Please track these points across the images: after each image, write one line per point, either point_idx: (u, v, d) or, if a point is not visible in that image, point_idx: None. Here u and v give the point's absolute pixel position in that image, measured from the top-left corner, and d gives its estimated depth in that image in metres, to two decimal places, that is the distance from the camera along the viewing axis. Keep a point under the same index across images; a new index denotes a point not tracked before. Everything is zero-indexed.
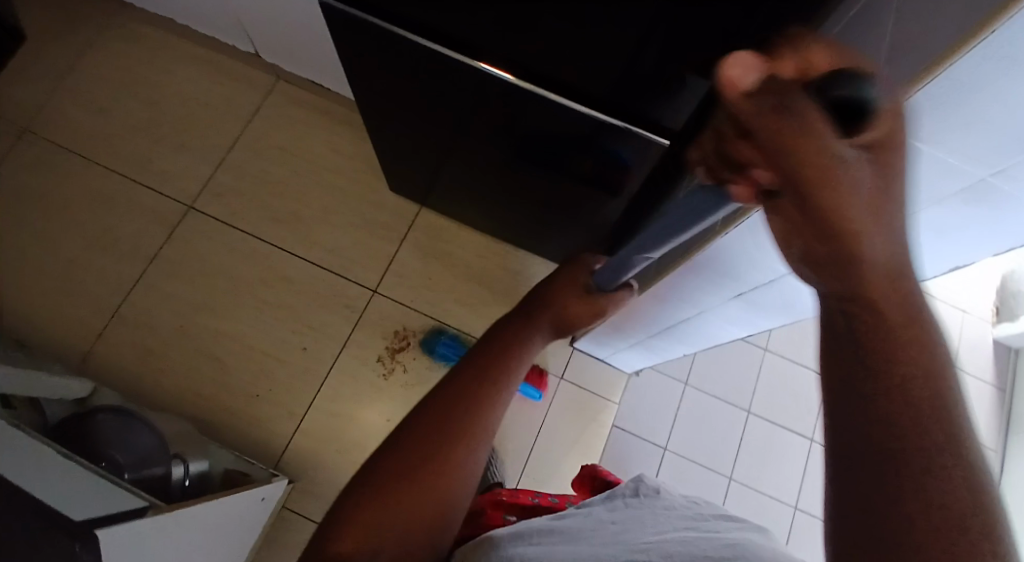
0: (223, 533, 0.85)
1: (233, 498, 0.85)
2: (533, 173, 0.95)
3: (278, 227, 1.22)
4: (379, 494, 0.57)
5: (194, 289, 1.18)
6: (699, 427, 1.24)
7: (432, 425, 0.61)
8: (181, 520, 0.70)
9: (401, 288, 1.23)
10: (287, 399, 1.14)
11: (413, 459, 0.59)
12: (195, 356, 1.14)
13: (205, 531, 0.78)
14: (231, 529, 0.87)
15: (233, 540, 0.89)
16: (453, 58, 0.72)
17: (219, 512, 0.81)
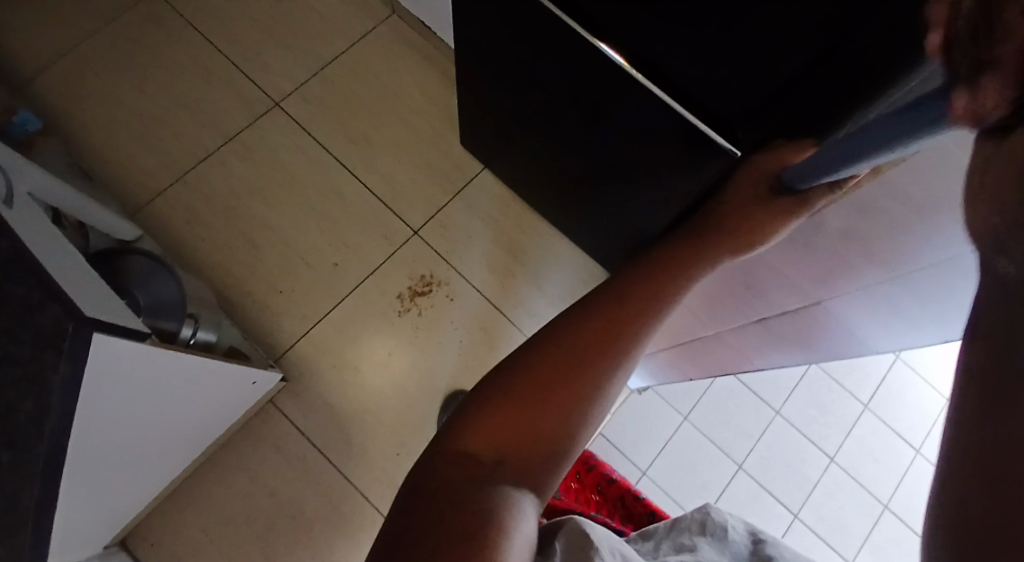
0: (208, 399, 0.88)
1: (229, 371, 0.89)
2: (607, 168, 0.95)
3: (347, 146, 1.27)
4: (511, 409, 0.48)
5: (255, 179, 1.23)
6: (685, 464, 1.22)
7: (582, 330, 0.50)
8: (180, 366, 0.75)
9: (441, 238, 1.25)
10: (305, 304, 1.19)
11: (548, 377, 0.49)
12: (237, 239, 1.20)
13: (196, 390, 0.83)
14: (217, 400, 0.91)
15: (216, 410, 0.93)
16: (574, 30, 0.73)
17: (214, 379, 0.86)
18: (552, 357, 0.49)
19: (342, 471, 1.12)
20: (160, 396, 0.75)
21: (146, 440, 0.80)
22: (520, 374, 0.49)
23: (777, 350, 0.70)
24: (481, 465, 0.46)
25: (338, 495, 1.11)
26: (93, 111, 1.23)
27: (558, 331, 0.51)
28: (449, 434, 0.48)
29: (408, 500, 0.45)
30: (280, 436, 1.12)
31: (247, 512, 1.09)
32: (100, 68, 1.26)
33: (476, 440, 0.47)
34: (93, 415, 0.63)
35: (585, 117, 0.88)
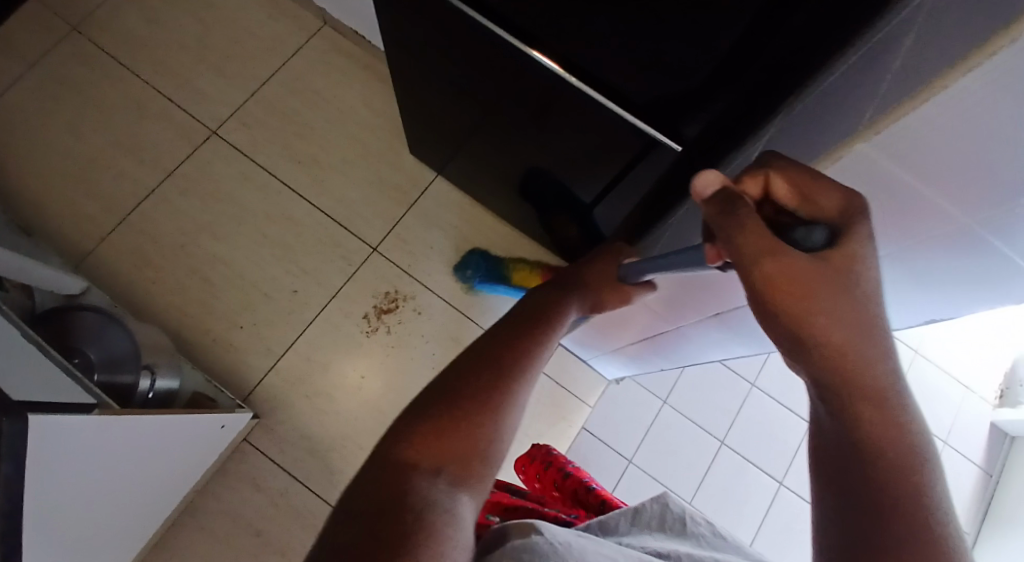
0: (175, 451, 0.86)
1: (194, 419, 0.87)
2: (555, 166, 0.95)
3: (294, 169, 1.23)
4: (441, 416, 0.47)
5: (202, 213, 1.20)
6: (669, 447, 1.23)
7: (497, 347, 0.54)
8: (136, 427, 0.73)
9: (401, 251, 1.23)
10: (271, 336, 1.16)
11: (478, 379, 0.50)
12: (190, 277, 1.17)
13: (158, 446, 0.81)
14: (186, 449, 0.90)
15: (187, 458, 0.92)
16: (504, 40, 0.71)
17: (177, 430, 0.84)
18: (479, 366, 0.52)
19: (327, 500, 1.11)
20: (120, 460, 0.73)
21: (117, 503, 0.78)
22: (449, 380, 0.50)
23: (735, 342, 0.72)
24: (415, 466, 0.44)
25: None
26: (22, 161, 1.18)
27: (481, 348, 0.54)
28: (384, 447, 0.46)
29: (344, 511, 0.40)
30: (260, 474, 1.11)
31: (235, 554, 1.07)
32: (23, 112, 1.20)
33: (415, 448, 0.45)
34: (51, 496, 0.61)
35: (530, 119, 0.87)
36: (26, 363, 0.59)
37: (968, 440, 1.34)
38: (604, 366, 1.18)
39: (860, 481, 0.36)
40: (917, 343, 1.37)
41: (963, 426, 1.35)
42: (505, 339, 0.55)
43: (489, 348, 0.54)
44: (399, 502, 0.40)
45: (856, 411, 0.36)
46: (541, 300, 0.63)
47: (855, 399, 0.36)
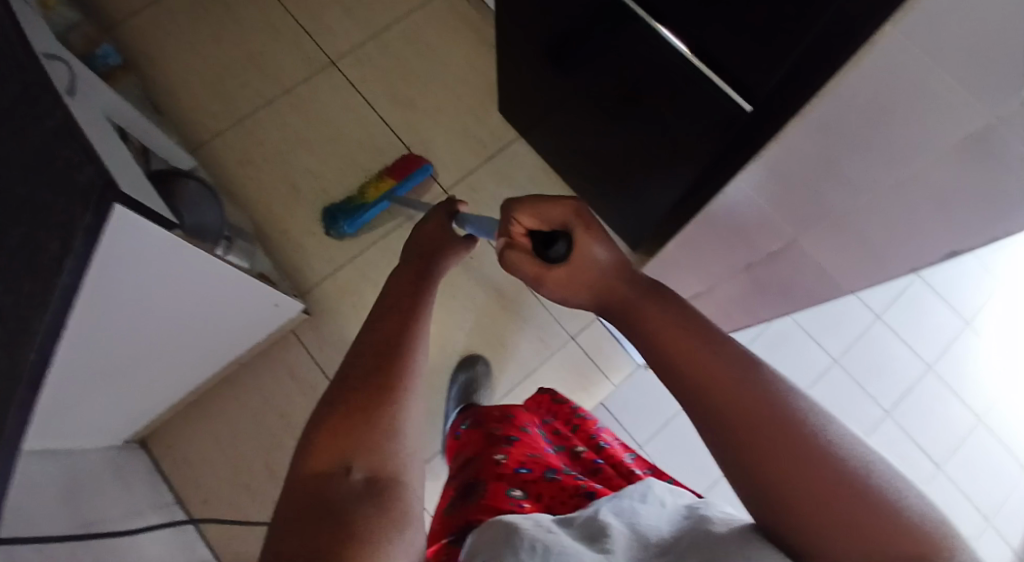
0: (226, 306, 0.98)
1: (249, 284, 0.98)
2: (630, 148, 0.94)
3: (391, 106, 1.34)
4: (338, 416, 0.44)
5: (304, 130, 1.33)
6: (684, 445, 1.21)
7: (382, 337, 0.49)
8: (200, 262, 0.84)
9: (468, 199, 1.30)
10: (334, 248, 1.27)
11: (376, 371, 0.47)
12: (280, 181, 1.29)
13: (208, 295, 0.92)
14: (237, 311, 1.02)
15: (236, 319, 1.03)
16: (628, 6, 0.67)
17: (232, 286, 0.95)
18: (372, 357, 0.48)
19: None
20: (172, 290, 0.84)
21: (160, 329, 0.89)
22: (339, 386, 0.46)
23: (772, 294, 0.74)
24: (328, 477, 0.41)
25: None
26: (170, 56, 1.36)
27: (361, 341, 0.49)
28: (291, 472, 0.43)
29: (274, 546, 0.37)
30: (297, 366, 1.21)
31: (257, 430, 1.18)
32: (182, 17, 1.39)
33: (319, 460, 0.42)
34: (108, 286, 0.72)
35: (622, 96, 0.86)
36: (121, 171, 0.70)
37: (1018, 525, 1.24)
38: None
39: (754, 463, 0.38)
40: (980, 410, 1.29)
41: (1016, 509, 1.25)
42: (384, 323, 0.50)
43: (371, 339, 0.49)
44: (334, 516, 0.38)
45: (736, 408, 0.39)
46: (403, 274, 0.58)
47: (722, 401, 0.40)
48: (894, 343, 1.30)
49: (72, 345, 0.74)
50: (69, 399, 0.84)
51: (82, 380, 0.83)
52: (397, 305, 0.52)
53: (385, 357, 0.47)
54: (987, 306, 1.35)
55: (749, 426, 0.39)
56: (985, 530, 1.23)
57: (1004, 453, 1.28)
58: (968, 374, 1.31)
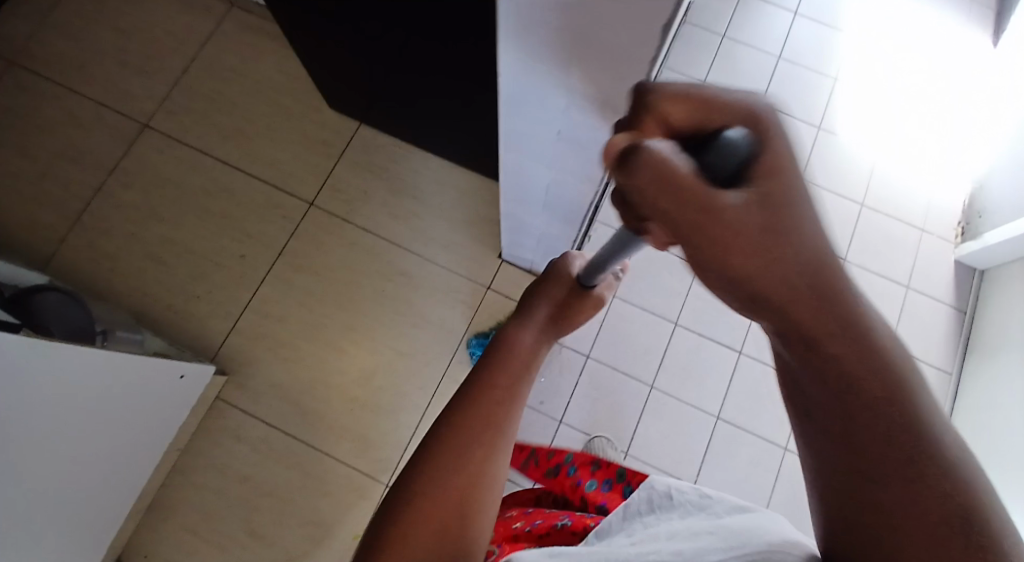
0: (129, 397, 0.94)
1: (141, 364, 0.94)
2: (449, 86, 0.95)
3: (224, 144, 1.30)
4: (415, 505, 0.45)
5: (148, 203, 1.27)
6: (625, 337, 1.29)
7: (444, 435, 0.50)
8: (69, 358, 0.81)
9: (337, 201, 1.28)
10: (226, 301, 1.23)
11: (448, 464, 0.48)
12: (143, 260, 1.24)
13: (104, 392, 0.88)
14: (145, 398, 0.98)
15: (149, 406, 1.00)
16: None
17: (124, 375, 0.91)
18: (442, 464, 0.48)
19: (306, 442, 1.17)
20: (53, 393, 0.78)
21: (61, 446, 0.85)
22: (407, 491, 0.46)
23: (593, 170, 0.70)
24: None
25: (310, 462, 1.16)
26: None
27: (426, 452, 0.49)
28: None
29: None
30: (238, 426, 1.18)
31: (226, 503, 1.14)
32: None
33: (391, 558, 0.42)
34: None
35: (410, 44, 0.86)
36: None
37: (933, 281, 1.35)
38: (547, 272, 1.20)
39: (874, 505, 0.35)
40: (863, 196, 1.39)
41: (927, 266, 1.36)
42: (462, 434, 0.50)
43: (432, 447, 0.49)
44: None
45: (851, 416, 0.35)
46: (488, 360, 0.58)
47: (891, 427, 0.35)
48: None
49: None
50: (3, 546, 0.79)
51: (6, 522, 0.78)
52: (466, 398, 0.53)
53: (445, 459, 0.48)
54: (832, 105, 1.45)
55: (863, 468, 0.35)
56: (907, 297, 1.34)
57: (898, 223, 1.38)
58: (839, 167, 1.41)
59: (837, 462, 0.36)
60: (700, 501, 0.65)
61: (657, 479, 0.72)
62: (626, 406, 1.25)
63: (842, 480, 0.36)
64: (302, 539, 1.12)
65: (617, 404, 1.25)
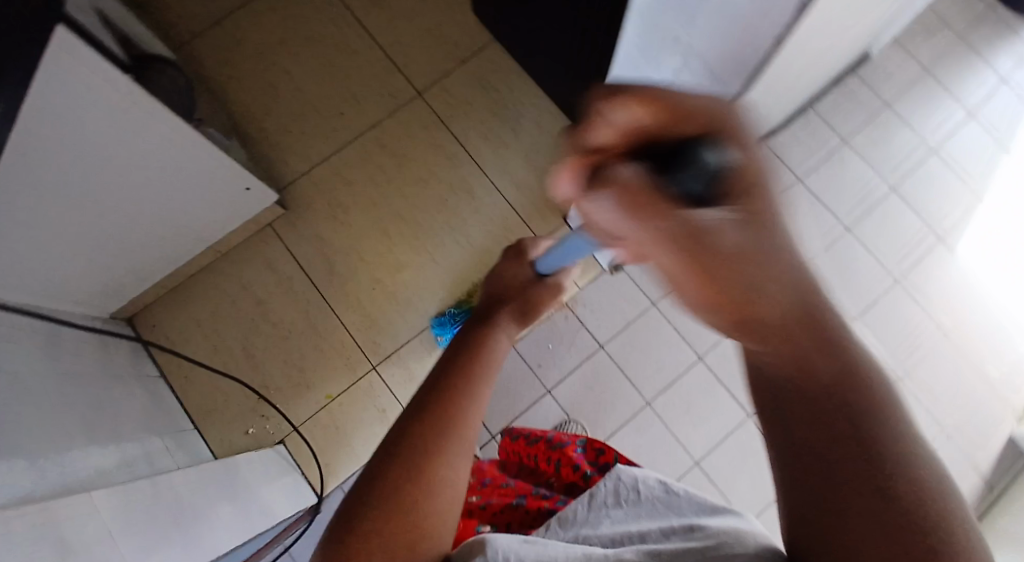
0: (198, 181, 1.03)
1: (219, 159, 1.02)
2: (590, 29, 0.95)
3: (369, 8, 1.35)
4: (387, 485, 0.43)
5: (285, 29, 1.34)
6: (645, 344, 1.28)
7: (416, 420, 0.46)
8: (165, 123, 0.87)
9: (442, 101, 1.32)
10: (310, 146, 1.30)
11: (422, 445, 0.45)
12: (258, 80, 1.32)
13: (178, 166, 0.97)
14: (210, 189, 1.07)
15: (211, 199, 1.09)
16: None
17: (201, 160, 0.99)
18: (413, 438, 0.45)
19: (322, 295, 1.25)
20: (127, 146, 0.86)
21: (123, 193, 0.93)
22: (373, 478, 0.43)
23: None
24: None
25: (318, 317, 1.24)
26: None
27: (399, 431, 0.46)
28: None
29: None
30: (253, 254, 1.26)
31: (235, 316, 1.23)
32: None
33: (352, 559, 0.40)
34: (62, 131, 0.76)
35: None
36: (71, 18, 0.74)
37: (977, 440, 1.25)
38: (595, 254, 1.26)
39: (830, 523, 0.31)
40: (948, 325, 1.30)
41: (978, 423, 1.26)
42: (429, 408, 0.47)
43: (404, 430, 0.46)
44: None
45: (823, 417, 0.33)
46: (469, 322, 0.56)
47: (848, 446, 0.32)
48: (866, 255, 1.32)
49: (16, 181, 0.76)
50: (31, 251, 0.87)
51: (42, 228, 0.86)
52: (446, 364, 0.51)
53: (420, 438, 0.45)
54: (962, 222, 1.35)
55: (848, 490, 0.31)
56: (942, 444, 1.24)
57: (971, 367, 1.28)
58: (937, 286, 1.31)
59: (817, 475, 0.32)
60: (668, 494, 0.58)
61: (622, 468, 0.64)
62: (612, 407, 1.25)
63: (816, 511, 0.32)
64: (282, 373, 1.21)
65: (607, 401, 1.25)
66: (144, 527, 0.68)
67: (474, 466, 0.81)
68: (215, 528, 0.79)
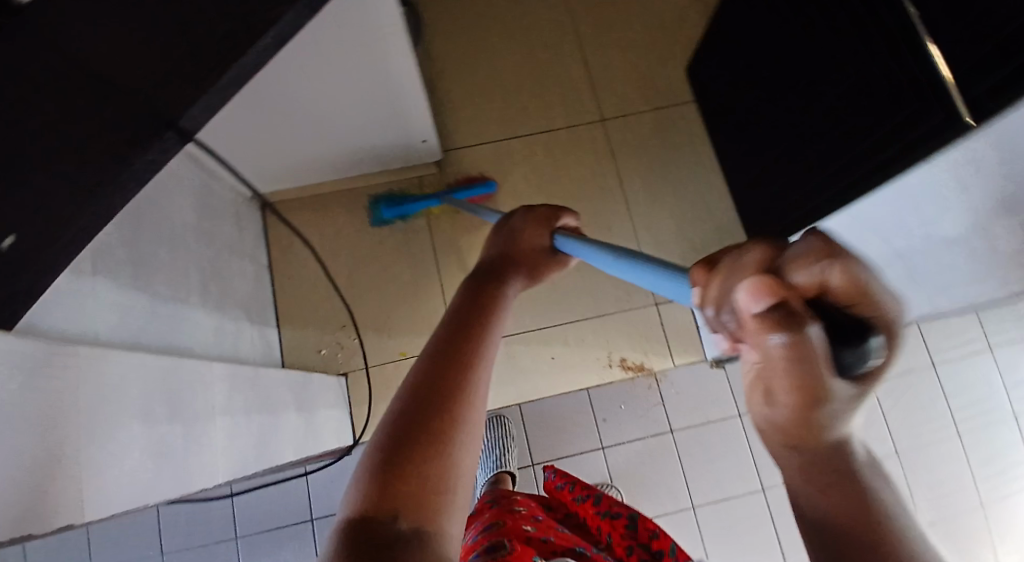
0: (389, 127, 1.00)
1: (421, 116, 0.99)
2: (820, 130, 0.91)
3: (591, 22, 1.35)
4: (417, 429, 0.44)
5: (507, 9, 1.36)
6: (714, 451, 1.23)
7: (441, 371, 0.47)
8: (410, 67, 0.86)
9: (620, 137, 1.31)
10: (485, 122, 1.29)
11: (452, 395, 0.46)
12: (462, 44, 1.33)
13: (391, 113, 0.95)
14: (390, 138, 1.04)
15: (386, 145, 1.06)
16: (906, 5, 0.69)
17: (404, 111, 0.96)
18: (440, 385, 0.46)
19: (435, 261, 1.23)
20: (369, 87, 0.89)
21: (338, 113, 0.92)
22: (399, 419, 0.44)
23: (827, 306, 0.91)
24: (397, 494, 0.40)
25: (424, 280, 1.22)
26: None
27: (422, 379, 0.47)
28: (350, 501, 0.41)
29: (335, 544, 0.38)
30: (332, 191, 1.23)
31: (349, 244, 1.23)
32: None
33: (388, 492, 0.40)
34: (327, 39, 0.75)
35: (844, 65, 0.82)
36: None
37: None
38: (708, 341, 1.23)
39: None
40: None
41: None
42: (446, 360, 0.48)
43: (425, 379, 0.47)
44: (392, 509, 0.40)
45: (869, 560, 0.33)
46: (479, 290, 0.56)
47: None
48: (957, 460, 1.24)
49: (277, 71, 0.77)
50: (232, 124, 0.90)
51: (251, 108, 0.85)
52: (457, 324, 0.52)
53: (447, 385, 0.46)
54: None
55: None
56: None
57: None
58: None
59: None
60: None
61: None
62: (656, 495, 1.20)
63: None
64: (373, 313, 1.20)
65: (656, 488, 1.21)
66: (242, 407, 0.65)
67: (524, 501, 0.83)
68: (286, 436, 0.76)
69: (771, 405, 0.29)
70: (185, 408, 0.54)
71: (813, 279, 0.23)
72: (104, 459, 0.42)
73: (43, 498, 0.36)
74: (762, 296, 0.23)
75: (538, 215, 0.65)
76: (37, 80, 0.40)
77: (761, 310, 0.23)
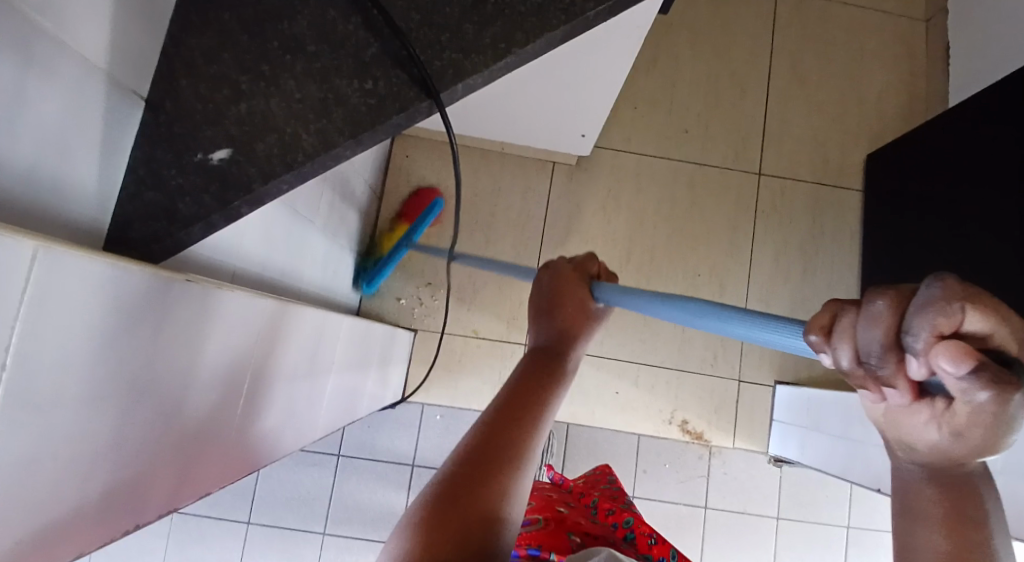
0: (554, 115, 0.90)
1: (595, 118, 0.89)
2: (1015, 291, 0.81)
3: (787, 70, 1.25)
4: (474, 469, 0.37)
5: (706, 24, 1.25)
6: (739, 545, 1.17)
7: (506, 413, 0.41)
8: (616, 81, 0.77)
9: (770, 198, 1.21)
10: (639, 133, 1.21)
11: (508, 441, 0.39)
12: (647, 44, 1.23)
13: (567, 108, 0.87)
14: (550, 124, 0.94)
15: (542, 129, 0.97)
16: None
17: (578, 109, 0.87)
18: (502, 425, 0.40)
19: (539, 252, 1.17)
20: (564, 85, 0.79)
21: (517, 95, 0.84)
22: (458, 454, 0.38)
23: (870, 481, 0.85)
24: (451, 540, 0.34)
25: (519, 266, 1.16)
26: None
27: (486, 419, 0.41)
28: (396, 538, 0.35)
29: None
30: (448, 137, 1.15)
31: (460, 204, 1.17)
32: None
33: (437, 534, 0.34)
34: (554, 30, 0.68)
35: None
36: None
37: None
38: (777, 432, 1.16)
39: None
40: None
41: None
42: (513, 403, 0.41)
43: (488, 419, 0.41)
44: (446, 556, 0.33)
45: None
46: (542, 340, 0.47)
47: None
48: None
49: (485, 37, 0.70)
50: None
51: None
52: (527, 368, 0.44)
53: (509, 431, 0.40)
54: None
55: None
56: None
57: None
58: None
59: None
60: None
61: None
62: None
63: None
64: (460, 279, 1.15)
65: None
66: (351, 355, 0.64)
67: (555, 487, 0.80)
68: (366, 395, 0.74)
69: (949, 432, 0.28)
70: (319, 361, 0.55)
71: (950, 327, 0.22)
72: (255, 412, 0.44)
73: (201, 446, 0.38)
74: (956, 359, 0.22)
75: (577, 268, 0.49)
76: (339, 40, 0.39)
77: (954, 370, 0.22)
